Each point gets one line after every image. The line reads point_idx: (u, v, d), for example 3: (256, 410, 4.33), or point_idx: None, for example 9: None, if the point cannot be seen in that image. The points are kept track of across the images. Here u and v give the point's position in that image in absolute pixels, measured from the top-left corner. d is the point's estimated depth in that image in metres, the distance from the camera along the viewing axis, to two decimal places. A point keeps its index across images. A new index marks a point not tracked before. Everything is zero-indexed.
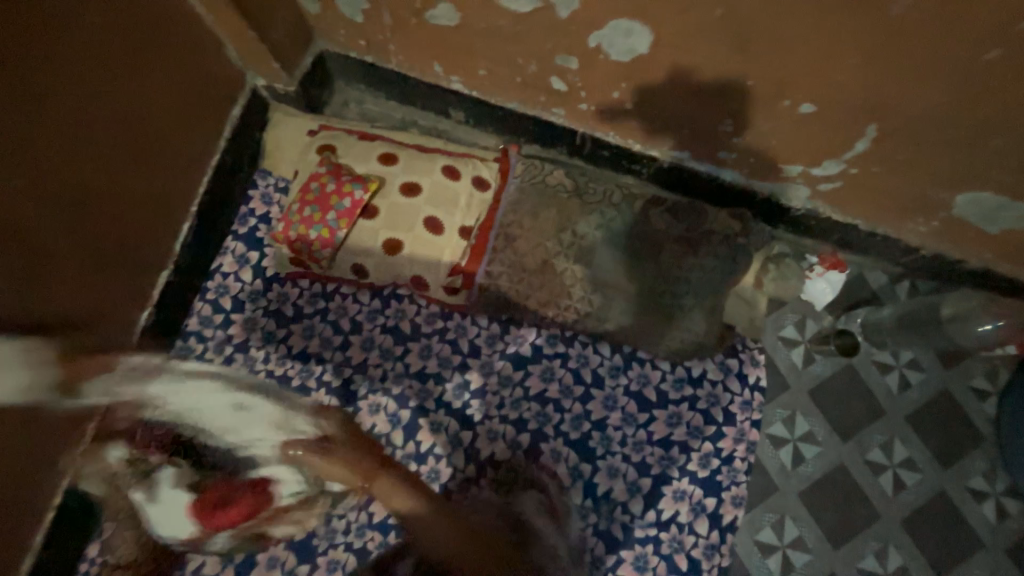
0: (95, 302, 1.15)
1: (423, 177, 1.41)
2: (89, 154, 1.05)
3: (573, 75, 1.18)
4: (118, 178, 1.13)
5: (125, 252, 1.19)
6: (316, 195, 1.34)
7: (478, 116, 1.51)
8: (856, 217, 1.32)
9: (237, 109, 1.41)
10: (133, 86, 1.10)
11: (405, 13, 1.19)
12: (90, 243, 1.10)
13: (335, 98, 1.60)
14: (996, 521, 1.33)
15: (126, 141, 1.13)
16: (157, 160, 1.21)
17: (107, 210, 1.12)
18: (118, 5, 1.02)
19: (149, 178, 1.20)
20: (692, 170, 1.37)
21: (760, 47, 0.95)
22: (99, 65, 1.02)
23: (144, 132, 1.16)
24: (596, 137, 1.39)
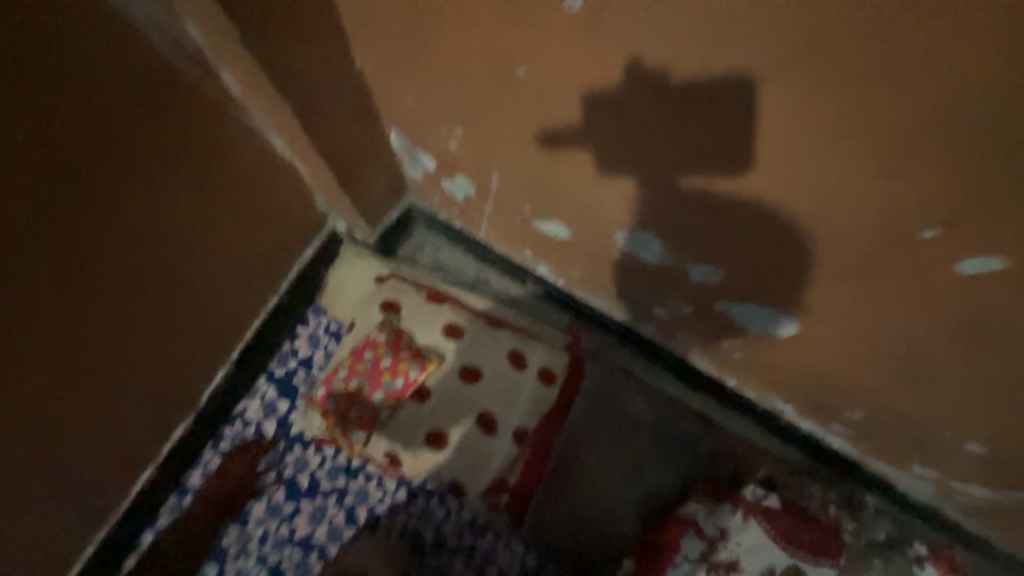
0: (95, 470, 1.01)
1: (485, 362, 1.26)
2: (143, 321, 0.96)
3: (679, 313, 1.06)
4: (175, 325, 1.05)
5: (152, 402, 1.07)
6: (368, 366, 1.20)
7: (555, 296, 1.39)
8: (992, 530, 1.09)
9: (308, 251, 1.35)
10: (206, 247, 1.04)
11: (508, 213, 1.12)
12: (114, 410, 0.98)
13: (409, 241, 1.51)
14: None
15: (185, 300, 1.04)
16: (209, 312, 1.12)
17: (142, 373, 1.01)
18: (220, 163, 0.97)
19: (202, 323, 1.12)
20: (790, 423, 1.19)
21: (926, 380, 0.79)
22: (178, 233, 0.96)
23: (211, 280, 1.09)
24: (685, 358, 1.24)
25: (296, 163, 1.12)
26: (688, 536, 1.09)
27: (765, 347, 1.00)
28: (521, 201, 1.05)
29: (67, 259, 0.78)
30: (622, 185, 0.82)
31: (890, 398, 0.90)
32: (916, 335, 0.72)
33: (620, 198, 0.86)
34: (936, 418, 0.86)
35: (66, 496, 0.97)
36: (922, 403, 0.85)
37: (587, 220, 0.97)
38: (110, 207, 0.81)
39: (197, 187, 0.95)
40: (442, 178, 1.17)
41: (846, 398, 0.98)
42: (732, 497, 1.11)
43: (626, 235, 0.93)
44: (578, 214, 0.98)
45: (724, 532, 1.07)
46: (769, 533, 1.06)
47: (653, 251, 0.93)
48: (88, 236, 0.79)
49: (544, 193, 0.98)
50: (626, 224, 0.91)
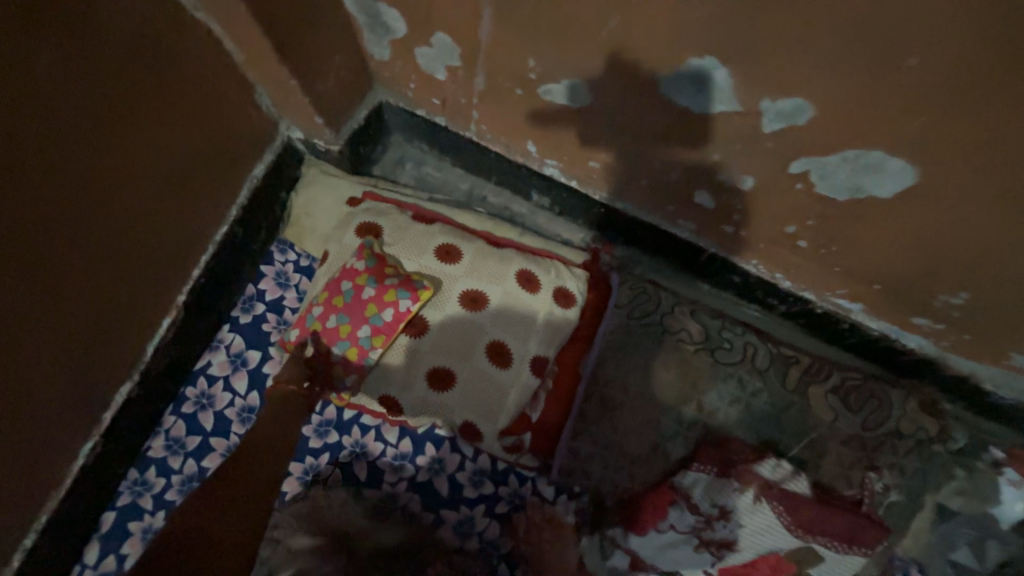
0: (30, 451, 0.80)
1: (489, 284, 1.04)
2: (47, 253, 0.72)
3: (734, 195, 0.83)
4: (95, 255, 0.79)
5: (81, 362, 0.83)
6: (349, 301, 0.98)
7: (567, 205, 1.16)
8: None
9: (257, 167, 1.07)
10: (124, 157, 0.78)
11: (508, 83, 0.85)
12: (36, 374, 0.76)
13: (386, 156, 1.26)
14: None
15: (106, 228, 0.80)
16: (140, 244, 0.86)
17: (59, 326, 0.77)
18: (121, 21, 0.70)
19: (134, 257, 0.86)
20: (856, 325, 1.00)
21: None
22: (76, 130, 0.70)
23: (137, 199, 0.83)
24: (730, 261, 1.03)
25: (215, 30, 0.85)
26: (677, 509, 0.84)
27: (862, 228, 0.75)
28: (526, 55, 0.77)
29: None
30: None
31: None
32: None
33: (682, 4, 0.57)
34: None
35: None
36: None
37: (623, 65, 0.69)
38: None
39: (88, 59, 0.68)
40: (416, 47, 0.89)
41: (958, 284, 0.77)
42: (743, 474, 0.82)
43: (676, 72, 0.65)
44: (609, 61, 0.70)
45: (725, 511, 0.82)
46: (783, 519, 0.80)
47: (711, 99, 0.66)
48: None
49: (559, 33, 0.70)
50: (685, 57, 0.62)
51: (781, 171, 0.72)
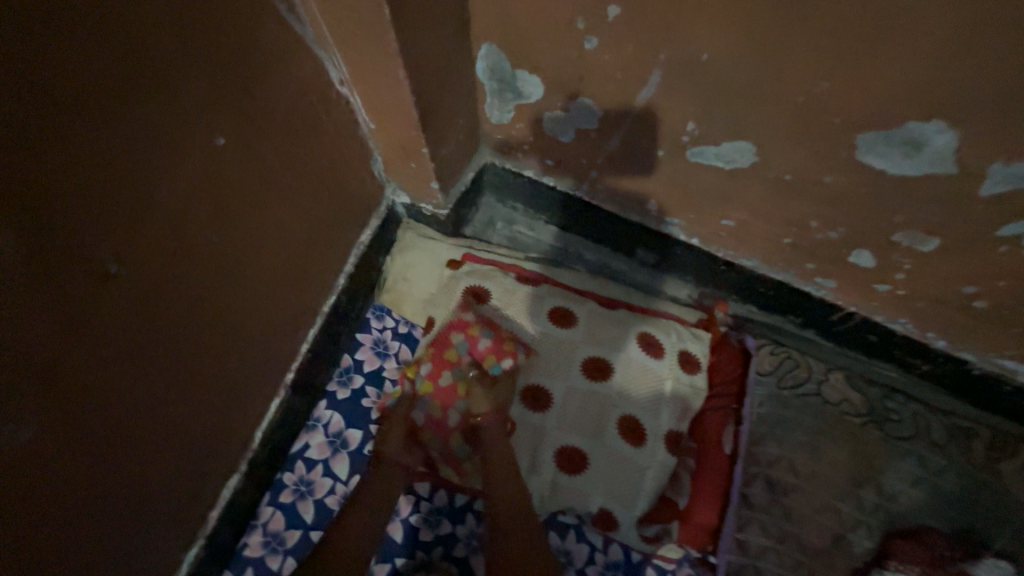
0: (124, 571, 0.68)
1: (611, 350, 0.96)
2: (166, 337, 0.63)
3: (905, 255, 0.77)
4: (234, 324, 0.76)
5: (206, 444, 0.77)
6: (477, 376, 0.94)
7: (676, 262, 1.09)
8: None
9: (364, 233, 1.04)
10: (262, 221, 0.75)
11: (653, 144, 0.82)
12: (141, 476, 0.66)
13: (477, 217, 1.23)
14: None
15: (241, 296, 0.76)
16: (269, 311, 0.83)
17: (195, 402, 0.72)
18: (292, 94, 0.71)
19: (262, 327, 0.83)
20: (1019, 386, 0.88)
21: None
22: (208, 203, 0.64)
23: (273, 266, 0.81)
24: (870, 320, 0.94)
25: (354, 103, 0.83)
26: None
27: None
28: (687, 117, 0.73)
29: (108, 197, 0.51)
30: (945, 35, 0.49)
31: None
32: None
33: (917, 67, 0.53)
34: None
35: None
36: None
37: (811, 128, 0.65)
38: (167, 127, 0.55)
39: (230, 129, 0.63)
40: (548, 110, 0.87)
41: None
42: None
43: (890, 132, 0.60)
44: (792, 125, 0.66)
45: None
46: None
47: (918, 161, 0.61)
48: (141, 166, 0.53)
49: (737, 97, 0.66)
50: (901, 119, 0.58)
51: (983, 233, 0.66)
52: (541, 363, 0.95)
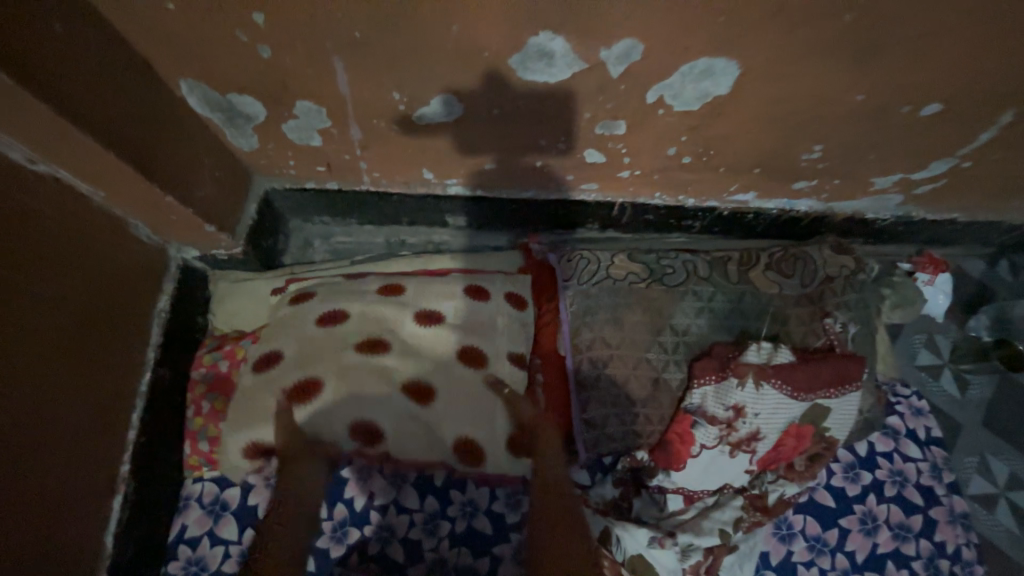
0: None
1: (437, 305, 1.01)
2: None
3: (615, 142, 0.93)
4: (27, 426, 0.72)
5: (33, 559, 0.73)
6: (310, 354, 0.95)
7: (481, 216, 1.19)
8: (952, 212, 1.14)
9: (162, 300, 0.99)
10: (19, 312, 0.71)
11: (385, 121, 0.89)
12: None
13: (292, 243, 1.24)
14: None
15: (23, 396, 0.72)
16: (69, 406, 0.79)
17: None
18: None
19: (66, 424, 0.78)
20: (757, 212, 1.14)
21: (892, 49, 0.71)
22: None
23: (56, 357, 0.77)
24: (638, 204, 1.13)
25: (65, 177, 0.77)
26: (700, 425, 0.88)
27: (725, 123, 0.87)
28: (389, 89, 0.81)
29: None
30: None
31: (859, 105, 0.82)
32: None
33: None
34: (899, 102, 0.81)
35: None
36: (881, 94, 0.79)
37: (477, 65, 0.76)
38: None
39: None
40: (281, 122, 0.90)
41: (812, 141, 0.91)
42: (737, 368, 0.88)
43: (523, 50, 0.72)
44: (462, 70, 0.77)
45: (738, 408, 0.87)
46: (785, 391, 0.88)
47: (558, 66, 0.74)
48: None
49: (407, 60, 0.75)
50: (525, 37, 0.70)
51: (641, 103, 0.82)
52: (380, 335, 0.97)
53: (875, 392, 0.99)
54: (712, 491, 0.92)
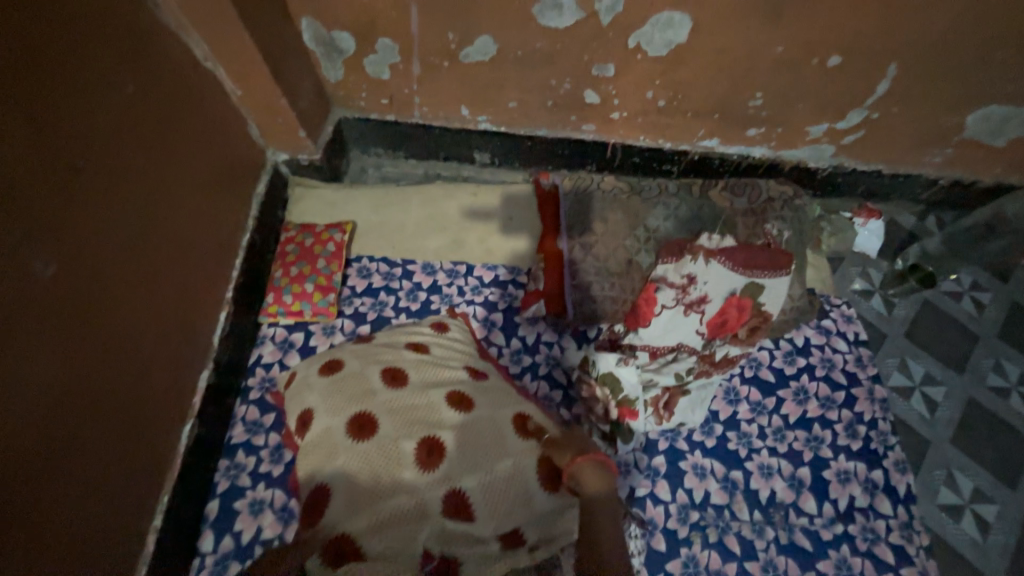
0: (92, 456, 0.82)
1: (482, 413, 0.90)
2: (135, 227, 0.90)
3: (608, 84, 1.25)
4: (181, 232, 1.02)
5: (177, 327, 1.01)
6: (333, 392, 0.91)
7: (503, 153, 1.51)
8: (879, 164, 1.41)
9: (260, 186, 1.32)
10: (187, 151, 1.03)
11: (438, 59, 1.23)
12: (132, 338, 0.90)
13: (351, 168, 1.57)
14: None
15: (182, 209, 1.02)
16: (205, 232, 1.09)
17: (161, 287, 0.97)
18: (185, 60, 1.01)
19: (201, 243, 1.07)
20: (721, 156, 1.44)
21: (794, 10, 1.02)
22: (108, 139, 0.83)
23: (203, 193, 1.07)
24: (627, 145, 1.43)
25: (218, 75, 1.11)
26: (661, 289, 1.11)
27: (686, 68, 1.18)
28: (446, 29, 1.15)
29: (94, 112, 0.80)
30: None
31: (781, 56, 1.13)
32: None
33: None
34: (811, 55, 1.12)
35: (64, 493, 0.77)
36: (796, 46, 1.10)
37: (510, 12, 1.09)
38: (119, 67, 0.85)
39: (116, 82, 0.84)
40: (365, 56, 1.25)
41: (753, 89, 1.22)
42: (692, 248, 1.10)
43: (542, 2, 1.06)
44: (499, 19, 1.11)
45: (691, 277, 1.10)
46: (727, 265, 1.10)
47: (566, 14, 1.08)
48: (105, 88, 0.82)
49: (460, 4, 1.09)
50: None
51: (624, 47, 1.14)
52: (393, 407, 0.87)
53: (806, 295, 1.26)
54: (671, 349, 1.16)
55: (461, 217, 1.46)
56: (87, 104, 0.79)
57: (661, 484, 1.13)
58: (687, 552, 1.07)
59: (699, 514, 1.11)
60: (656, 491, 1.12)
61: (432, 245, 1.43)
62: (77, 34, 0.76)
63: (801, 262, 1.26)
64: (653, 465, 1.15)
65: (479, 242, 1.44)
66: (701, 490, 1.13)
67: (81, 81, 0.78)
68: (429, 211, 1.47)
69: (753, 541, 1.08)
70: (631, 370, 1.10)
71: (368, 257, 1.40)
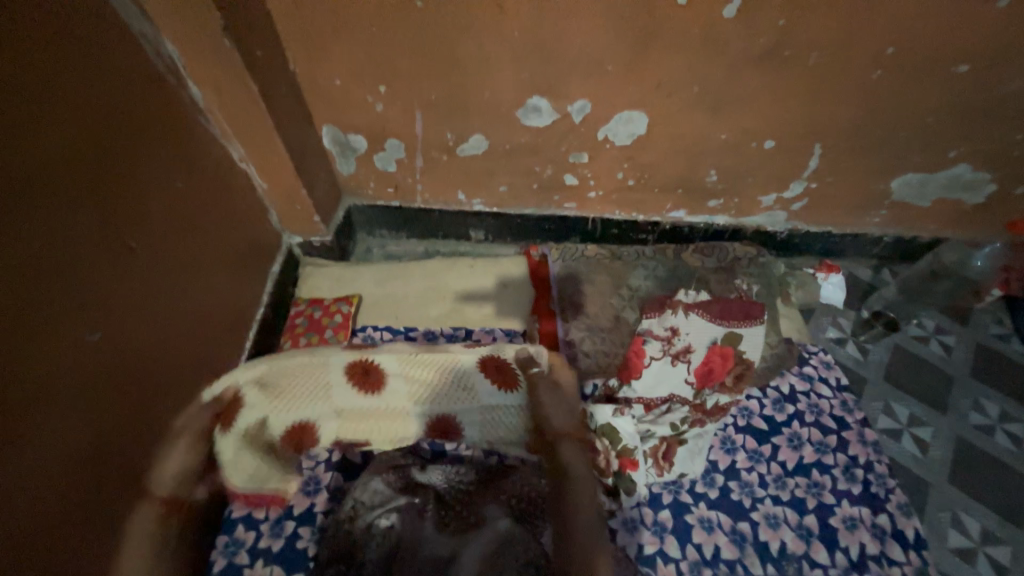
0: (77, 515, 0.83)
1: (410, 347, 1.23)
2: (165, 303, 1.00)
3: (583, 168, 1.46)
4: (205, 307, 1.11)
5: (186, 397, 1.07)
6: (283, 362, 1.18)
7: (496, 229, 1.68)
8: (828, 225, 1.60)
9: (275, 266, 1.45)
10: (218, 237, 1.16)
11: (438, 153, 1.44)
12: (144, 407, 0.95)
13: (358, 248, 1.72)
14: (1017, 448, 1.31)
15: (208, 286, 1.12)
16: (226, 307, 1.19)
17: (179, 358, 1.04)
18: (223, 163, 1.19)
19: (221, 316, 1.17)
20: (689, 224, 1.62)
21: (729, 107, 1.26)
22: (151, 227, 0.96)
23: (227, 273, 1.19)
24: (605, 218, 1.62)
25: (250, 173, 1.29)
26: (648, 341, 1.22)
27: (648, 153, 1.40)
28: (444, 130, 1.37)
29: (144, 206, 0.94)
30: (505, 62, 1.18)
31: (725, 141, 1.35)
32: (702, 73, 1.18)
33: (510, 77, 1.22)
34: (749, 140, 1.34)
35: (43, 551, 0.78)
36: (735, 133, 1.33)
37: (497, 116, 1.32)
38: (170, 170, 1.01)
39: (165, 181, 1.00)
40: (374, 154, 1.46)
41: (707, 167, 1.43)
42: (672, 303, 1.23)
43: (524, 107, 1.29)
44: (489, 121, 1.34)
45: (674, 329, 1.21)
46: (705, 316, 1.22)
47: (545, 116, 1.31)
48: (156, 187, 0.97)
49: (456, 111, 1.32)
50: (524, 99, 1.27)
51: (594, 139, 1.36)
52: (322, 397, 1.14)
53: (783, 342, 1.36)
54: (664, 399, 1.22)
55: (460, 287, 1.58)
56: (139, 201, 0.93)
57: (669, 540, 1.12)
58: None
59: (712, 571, 1.08)
60: (665, 548, 1.11)
61: (433, 313, 1.53)
62: (139, 147, 0.93)
63: (773, 313, 1.37)
64: (660, 520, 1.14)
65: (476, 308, 1.54)
66: (711, 545, 1.12)
67: (138, 182, 0.93)
68: (430, 283, 1.59)
69: None
70: (627, 419, 1.15)
71: (373, 327, 1.48)
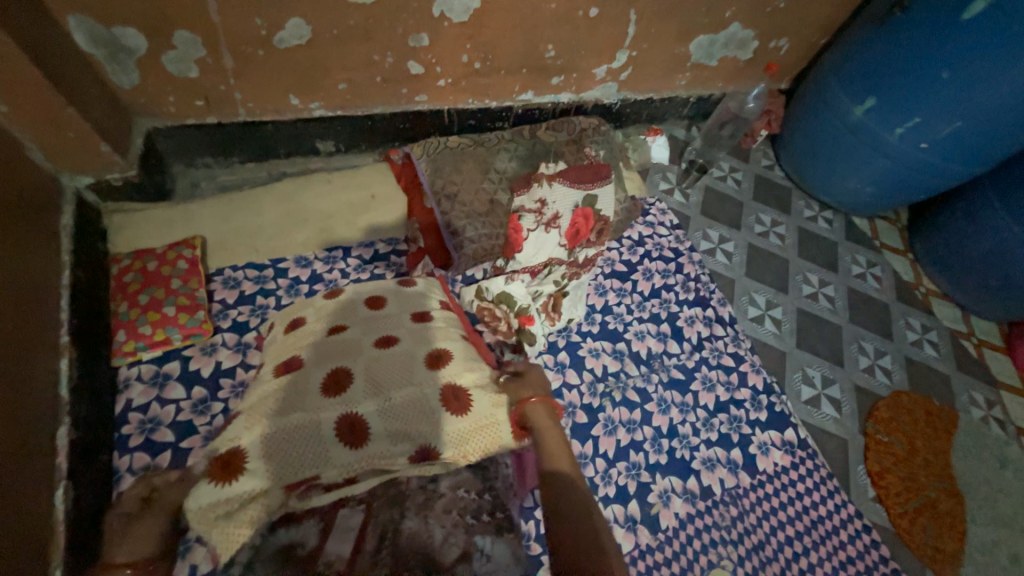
0: None
1: (403, 348, 0.97)
2: None
3: (425, 53, 1.38)
4: None
5: (12, 382, 0.85)
6: (260, 402, 0.88)
7: (347, 137, 1.54)
8: (650, 93, 1.83)
9: (64, 216, 1.12)
10: None
11: (251, 47, 1.21)
12: None
13: (179, 184, 1.44)
14: (782, 242, 1.79)
15: None
16: (16, 269, 0.91)
17: None
18: None
19: (16, 282, 0.90)
20: (539, 106, 1.70)
21: None
22: None
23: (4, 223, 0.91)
24: (459, 109, 1.59)
25: None
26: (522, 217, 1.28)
27: (487, 30, 1.38)
28: (251, 16, 1.14)
29: None
30: None
31: (556, 12, 1.39)
32: None
33: None
34: (576, 9, 1.40)
35: None
36: (564, 2, 1.37)
37: None
38: None
39: None
40: (161, 53, 1.16)
41: (545, 42, 1.48)
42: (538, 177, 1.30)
43: None
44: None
45: (542, 200, 1.28)
46: (567, 183, 1.31)
47: None
48: None
49: None
50: None
51: (431, 16, 1.28)
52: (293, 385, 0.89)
53: (628, 198, 1.58)
54: (544, 264, 1.33)
55: (322, 205, 1.46)
56: None
57: (569, 372, 1.34)
58: (604, 415, 1.30)
59: (604, 384, 1.34)
60: (567, 379, 1.33)
61: (300, 238, 1.40)
62: None
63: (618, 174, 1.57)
64: (559, 360, 1.36)
65: (346, 224, 1.45)
66: (599, 366, 1.37)
67: None
68: (286, 207, 1.43)
69: (645, 388, 1.36)
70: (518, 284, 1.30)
71: (231, 267, 1.31)
